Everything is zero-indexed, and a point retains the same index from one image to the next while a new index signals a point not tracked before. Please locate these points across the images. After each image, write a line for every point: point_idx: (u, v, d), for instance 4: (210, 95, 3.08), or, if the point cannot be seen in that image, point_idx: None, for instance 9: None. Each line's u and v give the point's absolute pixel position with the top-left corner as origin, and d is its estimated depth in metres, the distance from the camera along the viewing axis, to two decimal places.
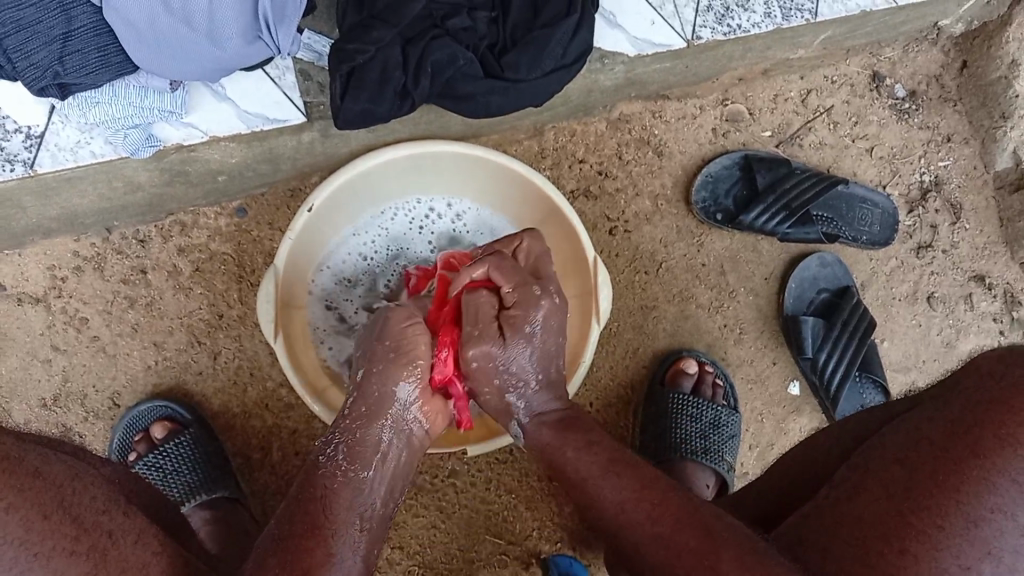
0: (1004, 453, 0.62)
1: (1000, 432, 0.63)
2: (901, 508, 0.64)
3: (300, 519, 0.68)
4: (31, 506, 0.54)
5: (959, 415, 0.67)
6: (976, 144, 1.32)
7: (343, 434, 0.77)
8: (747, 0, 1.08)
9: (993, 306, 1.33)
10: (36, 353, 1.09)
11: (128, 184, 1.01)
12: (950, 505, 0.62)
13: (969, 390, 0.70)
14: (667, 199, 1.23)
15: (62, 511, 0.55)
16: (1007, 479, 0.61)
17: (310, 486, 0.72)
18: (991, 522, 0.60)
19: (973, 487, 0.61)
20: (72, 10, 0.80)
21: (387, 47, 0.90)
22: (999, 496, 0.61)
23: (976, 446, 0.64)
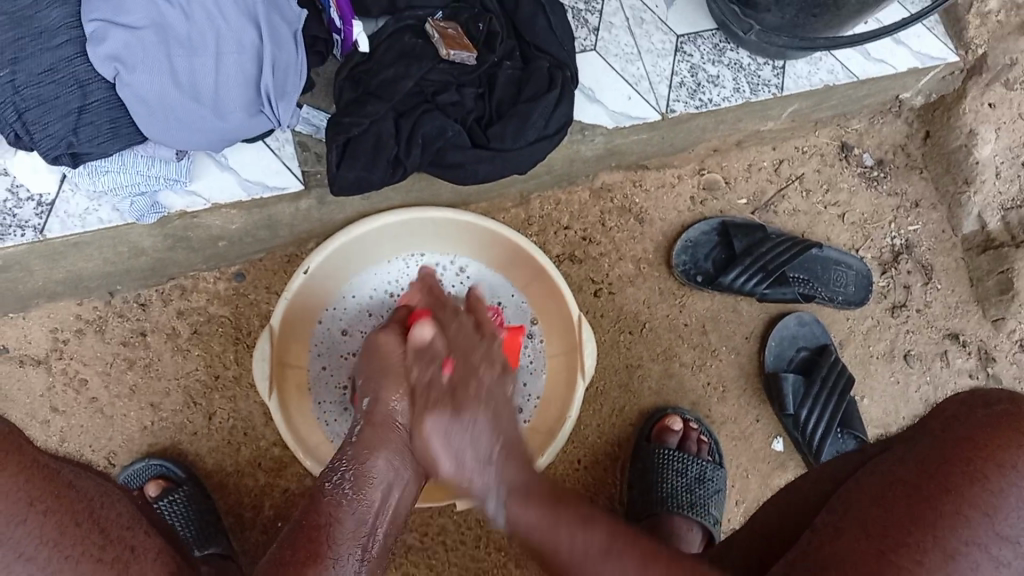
0: (975, 487, 0.67)
1: (967, 468, 0.69)
2: (881, 547, 0.66)
3: (298, 545, 0.70)
4: (64, 513, 0.60)
5: (929, 456, 0.72)
6: (943, 209, 1.39)
7: (350, 465, 0.81)
8: (717, 78, 1.16)
9: (968, 362, 1.37)
10: (35, 414, 1.12)
11: (132, 249, 1.06)
12: (928, 541, 0.65)
13: (941, 432, 0.75)
14: (649, 262, 1.28)
15: (92, 521, 0.61)
16: (979, 512, 0.66)
17: (314, 514, 0.75)
18: (967, 554, 0.64)
19: (948, 523, 0.65)
20: (89, 86, 0.86)
21: (381, 120, 0.96)
22: (973, 529, 0.65)
23: (947, 481, 0.68)
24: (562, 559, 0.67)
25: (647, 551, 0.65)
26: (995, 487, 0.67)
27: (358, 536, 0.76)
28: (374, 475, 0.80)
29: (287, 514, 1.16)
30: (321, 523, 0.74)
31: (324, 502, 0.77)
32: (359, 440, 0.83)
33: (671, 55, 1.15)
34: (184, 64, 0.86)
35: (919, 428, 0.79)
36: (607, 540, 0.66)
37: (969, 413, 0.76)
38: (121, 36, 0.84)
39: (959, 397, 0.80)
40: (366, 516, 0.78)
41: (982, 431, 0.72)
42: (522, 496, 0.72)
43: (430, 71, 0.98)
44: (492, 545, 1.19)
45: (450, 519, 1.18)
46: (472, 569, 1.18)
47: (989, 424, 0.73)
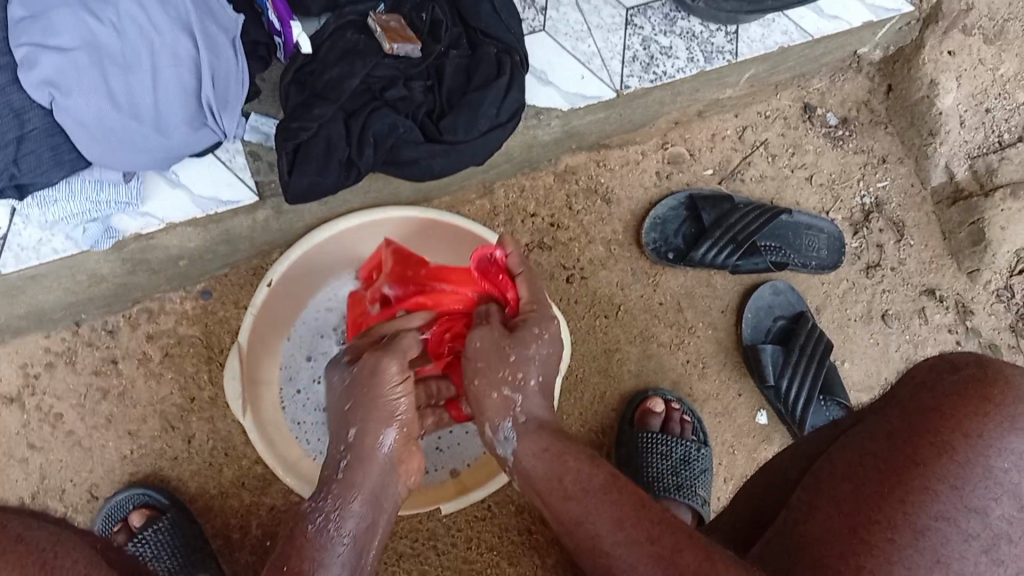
0: (942, 461, 0.66)
1: (936, 440, 0.67)
2: (853, 526, 0.66)
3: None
4: (14, 570, 0.61)
5: (896, 427, 0.71)
6: (910, 163, 1.38)
7: (335, 503, 0.82)
8: (670, 48, 1.15)
9: (946, 317, 1.36)
10: (12, 452, 1.10)
11: (92, 276, 1.04)
12: (899, 517, 0.65)
13: (908, 399, 0.73)
14: (620, 243, 1.27)
15: (46, 573, 0.62)
16: (947, 487, 0.65)
17: (296, 559, 0.77)
18: (937, 529, 0.64)
19: (917, 498, 0.65)
20: (25, 114, 0.83)
21: (329, 122, 0.94)
22: (941, 504, 0.65)
23: (915, 456, 0.67)
24: (565, 489, 0.78)
25: (637, 499, 0.75)
26: (963, 459, 0.66)
27: (344, 571, 0.79)
28: (354, 512, 0.82)
29: (275, 532, 1.14)
30: (306, 566, 0.77)
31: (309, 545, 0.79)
32: (343, 479, 0.84)
33: (622, 28, 1.13)
34: (121, 84, 0.84)
35: (890, 396, 0.76)
36: (607, 482, 0.77)
37: (938, 377, 0.74)
38: (53, 60, 0.81)
39: (929, 362, 0.77)
40: (349, 555, 0.80)
41: (948, 399, 0.70)
42: (531, 433, 0.85)
43: (375, 67, 0.96)
44: (484, 545, 1.18)
45: (440, 522, 1.17)
46: (465, 571, 1.17)
47: (957, 389, 0.71)
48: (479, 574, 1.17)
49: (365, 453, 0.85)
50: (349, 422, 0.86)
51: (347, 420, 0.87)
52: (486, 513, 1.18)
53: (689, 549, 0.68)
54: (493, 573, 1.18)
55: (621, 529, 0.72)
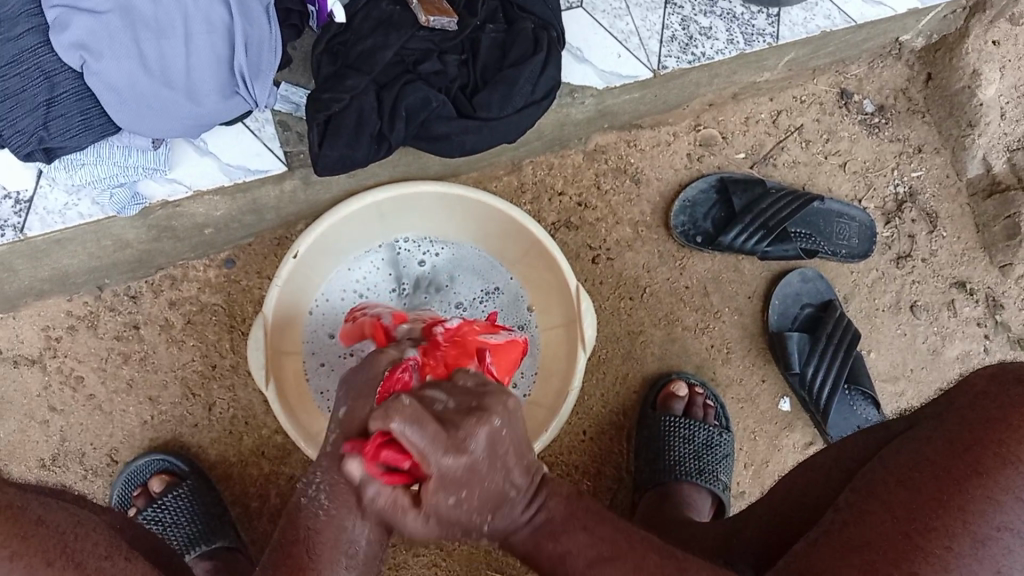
0: (1006, 471, 0.65)
1: (999, 450, 0.66)
2: (907, 531, 0.65)
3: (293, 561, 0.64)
4: (34, 554, 0.58)
5: (958, 436, 0.70)
6: (946, 153, 1.35)
7: (327, 475, 0.68)
8: (710, 29, 1.12)
9: (975, 311, 1.34)
10: (33, 415, 1.10)
11: (117, 242, 1.03)
12: (957, 525, 0.63)
13: (967, 409, 0.73)
14: (647, 225, 1.25)
15: (65, 557, 0.60)
16: (1010, 497, 0.64)
17: (297, 528, 0.68)
18: (997, 539, 0.63)
19: (977, 507, 0.64)
20: (55, 77, 0.82)
21: (361, 94, 0.93)
22: (1006, 514, 0.63)
23: (978, 465, 0.66)
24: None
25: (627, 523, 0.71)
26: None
27: (341, 545, 0.66)
28: (353, 488, 0.68)
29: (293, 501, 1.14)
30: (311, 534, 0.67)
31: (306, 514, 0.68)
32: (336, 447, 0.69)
33: (660, 7, 1.11)
34: (153, 49, 0.82)
35: (945, 404, 0.76)
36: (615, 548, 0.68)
37: (999, 389, 0.73)
38: (84, 22, 0.80)
39: (989, 371, 0.77)
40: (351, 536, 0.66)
41: (1013, 411, 0.69)
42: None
43: (409, 40, 0.93)
44: None
45: None
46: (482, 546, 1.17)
47: (1022, 402, 0.70)
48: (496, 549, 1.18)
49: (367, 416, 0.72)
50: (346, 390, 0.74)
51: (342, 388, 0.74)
52: None
53: None
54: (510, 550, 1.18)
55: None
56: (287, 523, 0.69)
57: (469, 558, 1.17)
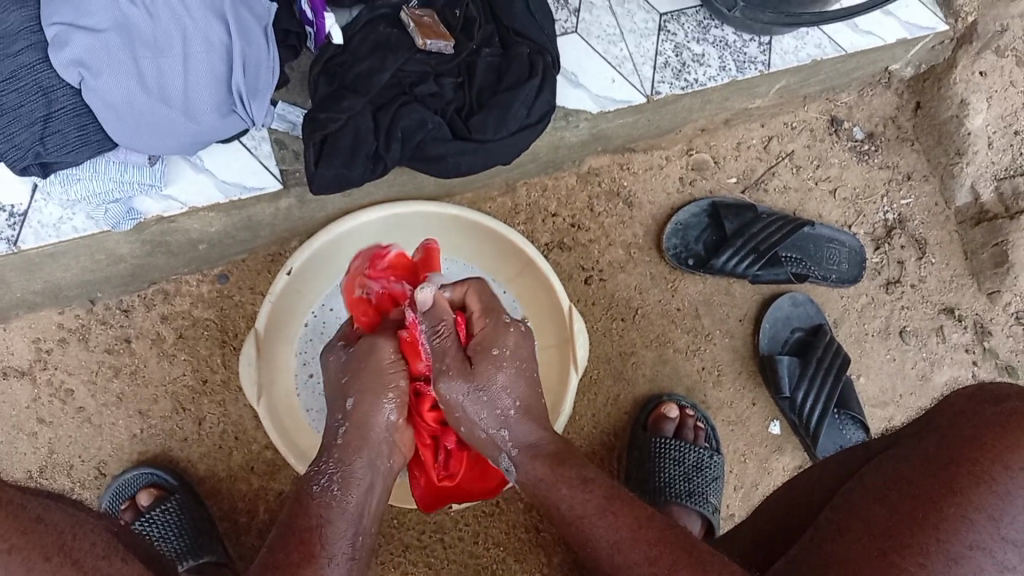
0: (979, 489, 0.65)
1: (973, 469, 0.67)
2: (883, 548, 0.66)
3: (290, 548, 0.70)
4: (33, 548, 0.58)
5: (936, 455, 0.71)
6: (936, 181, 1.37)
7: (337, 466, 0.79)
8: (702, 56, 1.13)
9: (964, 337, 1.35)
10: (21, 426, 1.10)
11: (111, 256, 1.03)
12: (931, 543, 0.65)
13: (947, 428, 0.73)
14: (640, 247, 1.26)
15: (63, 553, 0.60)
16: (984, 516, 0.65)
17: (303, 517, 0.74)
18: (971, 558, 0.63)
19: (952, 526, 0.65)
20: (53, 93, 0.83)
21: (358, 115, 0.94)
22: (978, 533, 0.64)
23: (953, 483, 0.67)
24: (564, 514, 0.78)
25: (638, 518, 0.74)
26: (1002, 489, 0.65)
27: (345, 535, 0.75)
28: (359, 477, 0.80)
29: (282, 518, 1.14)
30: (311, 525, 0.73)
31: (309, 505, 0.76)
32: (348, 439, 0.82)
33: (654, 34, 1.12)
34: (152, 67, 0.83)
35: (925, 425, 0.77)
36: (601, 503, 0.76)
37: (978, 409, 0.74)
38: (84, 40, 0.81)
39: (968, 391, 0.78)
40: (356, 515, 0.77)
41: (988, 429, 0.70)
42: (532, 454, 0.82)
43: (406, 62, 0.95)
44: (491, 541, 1.18)
45: (448, 515, 1.17)
46: (471, 565, 1.17)
47: (998, 422, 0.70)
48: (484, 569, 1.17)
49: (364, 417, 0.83)
50: (346, 393, 0.84)
51: (343, 389, 0.85)
52: (493, 509, 1.18)
53: (686, 566, 0.67)
54: (498, 570, 1.18)
55: (618, 552, 0.72)
56: (293, 511, 0.75)
57: None
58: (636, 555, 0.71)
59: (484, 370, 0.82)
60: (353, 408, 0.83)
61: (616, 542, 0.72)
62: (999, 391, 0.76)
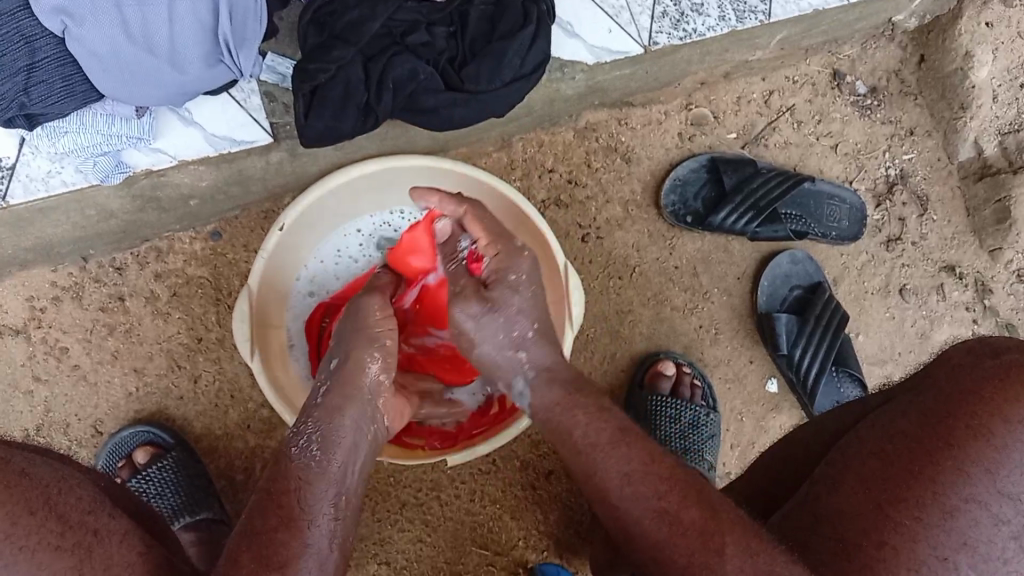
0: (978, 444, 0.65)
1: (970, 423, 0.67)
2: (879, 501, 0.66)
3: (272, 510, 0.67)
4: (18, 502, 0.58)
5: (933, 408, 0.70)
6: (939, 136, 1.34)
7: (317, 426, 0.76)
8: (701, 5, 1.11)
9: (965, 295, 1.34)
10: (17, 385, 1.10)
11: (101, 212, 1.02)
12: (927, 497, 0.64)
13: (945, 381, 0.72)
14: (638, 204, 1.25)
15: (48, 508, 0.59)
16: (981, 469, 0.65)
17: (281, 480, 0.71)
18: (966, 511, 0.63)
19: (948, 479, 0.65)
20: (37, 43, 0.81)
21: (348, 66, 0.92)
22: (973, 487, 0.64)
23: (949, 436, 0.67)
24: (575, 442, 0.75)
25: (650, 453, 0.73)
26: (999, 443, 0.65)
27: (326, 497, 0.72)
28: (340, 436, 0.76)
29: None
30: (292, 486, 0.70)
31: (292, 467, 0.72)
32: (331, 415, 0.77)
33: None
34: (136, 15, 0.81)
35: (924, 377, 0.76)
36: (615, 435, 0.74)
37: (976, 362, 0.73)
38: None
39: (966, 345, 0.77)
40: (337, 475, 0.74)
41: (987, 382, 0.69)
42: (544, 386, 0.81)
43: (396, 10, 0.92)
44: (487, 498, 1.18)
45: (444, 474, 1.17)
46: (468, 523, 1.17)
47: (996, 375, 0.70)
48: (482, 526, 1.18)
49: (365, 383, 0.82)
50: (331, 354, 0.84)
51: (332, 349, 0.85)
52: (490, 467, 1.18)
53: (695, 505, 0.68)
54: (495, 527, 1.18)
55: (629, 484, 0.70)
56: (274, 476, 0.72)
57: (455, 535, 1.17)
58: (647, 489, 0.69)
59: (500, 295, 0.82)
60: (353, 375, 0.81)
61: (627, 475, 0.71)
62: (997, 343, 0.76)
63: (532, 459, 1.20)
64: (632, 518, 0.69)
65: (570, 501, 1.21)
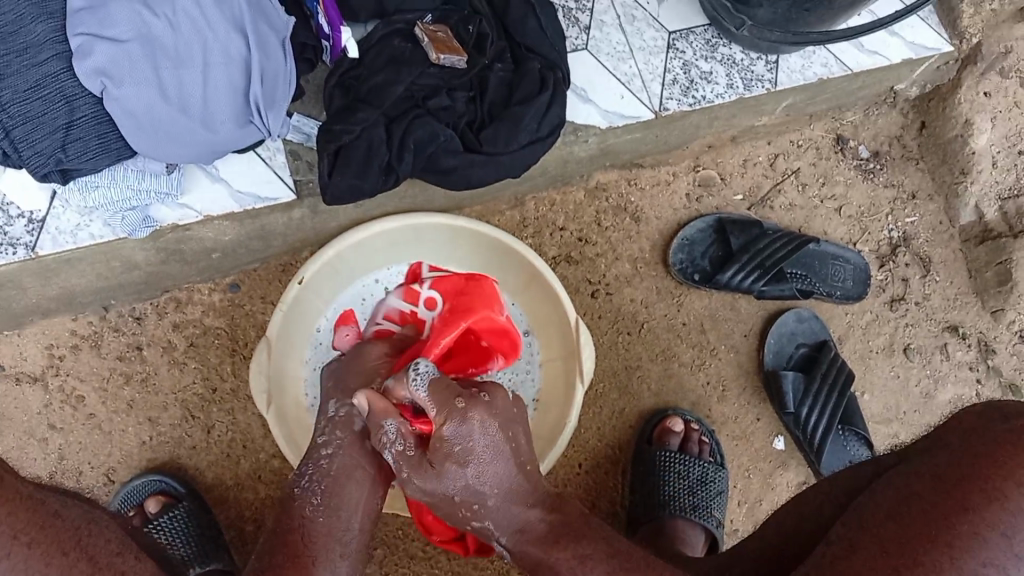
0: (992, 508, 0.66)
1: (984, 486, 0.67)
2: (896, 567, 0.67)
3: (283, 561, 0.78)
4: (52, 542, 0.60)
5: (946, 470, 0.71)
6: (940, 200, 1.38)
7: (318, 466, 0.87)
8: (710, 74, 1.15)
9: (968, 355, 1.36)
10: (32, 432, 1.11)
11: (125, 263, 1.05)
12: (944, 561, 0.65)
13: (959, 443, 0.74)
14: (646, 262, 1.27)
15: (79, 549, 0.62)
16: (997, 533, 0.65)
17: (289, 520, 0.83)
18: None
19: (964, 544, 0.65)
20: (76, 102, 0.85)
21: (372, 127, 0.95)
22: (990, 550, 0.65)
23: (964, 500, 0.68)
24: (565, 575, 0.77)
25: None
26: (1013, 507, 0.66)
27: (336, 538, 0.83)
28: (342, 473, 0.86)
29: None
30: (298, 528, 0.82)
31: (295, 512, 0.83)
32: (334, 466, 0.87)
33: (663, 52, 1.14)
34: (172, 77, 0.85)
35: (937, 439, 0.78)
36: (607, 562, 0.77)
37: (987, 425, 0.75)
38: (107, 50, 0.83)
39: (977, 408, 0.79)
40: (343, 512, 0.84)
41: (999, 446, 0.70)
42: None
43: (419, 77, 0.96)
44: (495, 552, 1.18)
45: None
46: None
47: (1008, 440, 0.71)
48: None
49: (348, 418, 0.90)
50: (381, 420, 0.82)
51: (330, 392, 0.94)
52: None
53: None
54: None
55: None
56: (283, 515, 0.84)
57: None
58: None
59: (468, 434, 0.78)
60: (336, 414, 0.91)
61: None
62: (1009, 406, 0.78)
63: None
64: None
65: None
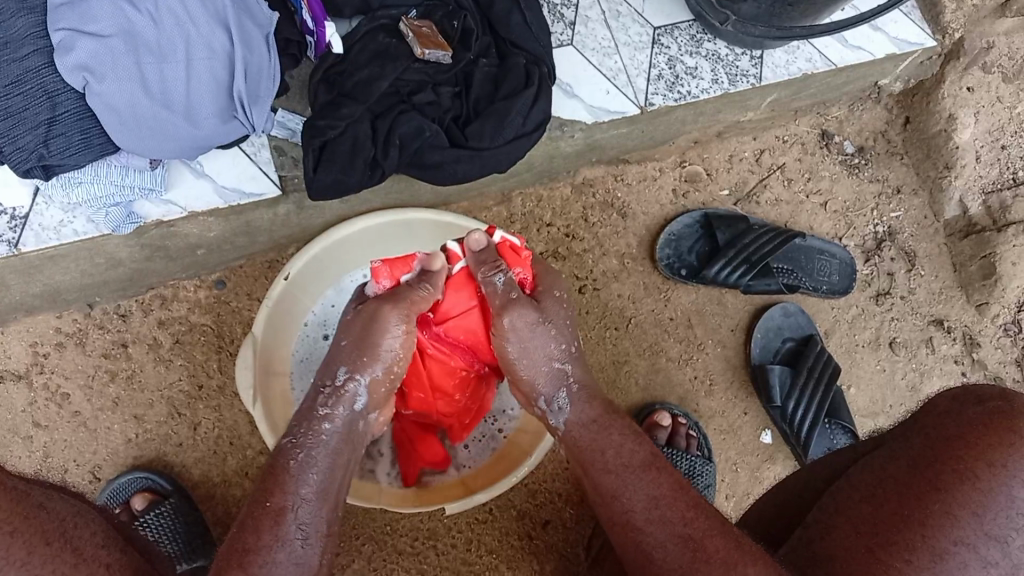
0: (963, 487, 0.67)
1: (957, 467, 0.69)
2: (870, 545, 0.68)
3: (262, 528, 0.70)
4: (35, 532, 0.60)
5: (921, 453, 0.72)
6: (925, 195, 1.39)
7: (308, 437, 0.79)
8: (695, 69, 1.16)
9: (953, 348, 1.37)
10: (17, 430, 1.11)
11: (110, 260, 1.04)
12: (917, 539, 0.66)
13: (931, 425, 0.75)
14: (633, 257, 1.28)
15: (63, 540, 0.61)
16: (968, 512, 0.66)
17: (274, 495, 0.73)
18: (956, 554, 0.65)
19: (937, 523, 0.66)
20: (57, 97, 0.85)
21: (357, 122, 0.96)
22: (962, 529, 0.65)
23: (936, 481, 0.69)
24: (606, 461, 0.80)
25: (677, 482, 0.78)
26: (985, 486, 0.67)
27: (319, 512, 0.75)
28: (326, 443, 0.79)
29: None
30: (286, 503, 0.73)
31: (283, 479, 0.75)
32: (330, 439, 0.80)
33: (648, 47, 1.14)
34: (155, 72, 0.85)
35: (912, 422, 0.78)
36: (647, 459, 0.80)
37: (961, 409, 0.74)
38: (89, 45, 0.82)
39: (953, 393, 0.78)
40: (324, 488, 0.77)
41: (970, 428, 0.71)
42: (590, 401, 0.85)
43: (404, 72, 0.96)
44: (484, 548, 1.18)
45: (441, 522, 1.17)
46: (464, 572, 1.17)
47: (980, 420, 0.72)
48: None
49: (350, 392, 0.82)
50: (339, 362, 0.82)
51: (336, 357, 0.83)
52: (487, 517, 1.19)
53: (719, 535, 0.72)
54: None
55: (655, 506, 0.75)
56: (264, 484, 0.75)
57: None
58: (674, 514, 0.74)
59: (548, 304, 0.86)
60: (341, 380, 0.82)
61: (655, 498, 0.76)
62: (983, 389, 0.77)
63: (528, 509, 1.21)
64: (656, 543, 0.73)
65: (567, 551, 1.21)
